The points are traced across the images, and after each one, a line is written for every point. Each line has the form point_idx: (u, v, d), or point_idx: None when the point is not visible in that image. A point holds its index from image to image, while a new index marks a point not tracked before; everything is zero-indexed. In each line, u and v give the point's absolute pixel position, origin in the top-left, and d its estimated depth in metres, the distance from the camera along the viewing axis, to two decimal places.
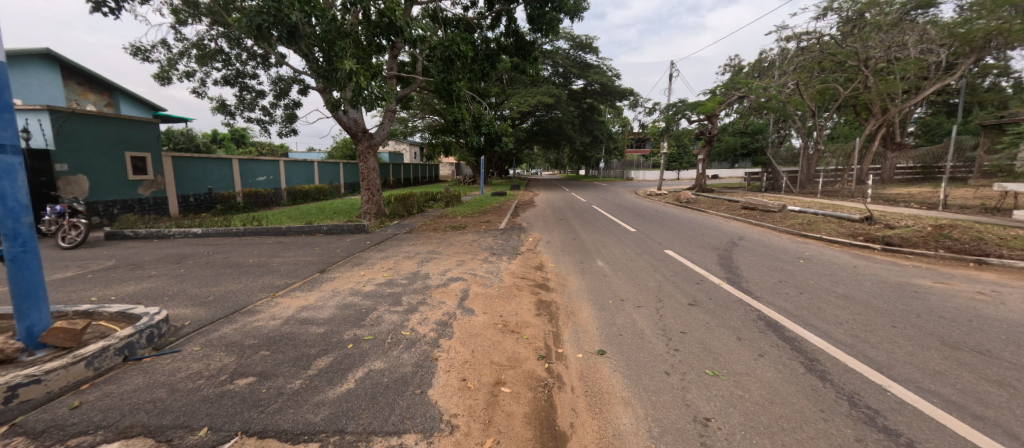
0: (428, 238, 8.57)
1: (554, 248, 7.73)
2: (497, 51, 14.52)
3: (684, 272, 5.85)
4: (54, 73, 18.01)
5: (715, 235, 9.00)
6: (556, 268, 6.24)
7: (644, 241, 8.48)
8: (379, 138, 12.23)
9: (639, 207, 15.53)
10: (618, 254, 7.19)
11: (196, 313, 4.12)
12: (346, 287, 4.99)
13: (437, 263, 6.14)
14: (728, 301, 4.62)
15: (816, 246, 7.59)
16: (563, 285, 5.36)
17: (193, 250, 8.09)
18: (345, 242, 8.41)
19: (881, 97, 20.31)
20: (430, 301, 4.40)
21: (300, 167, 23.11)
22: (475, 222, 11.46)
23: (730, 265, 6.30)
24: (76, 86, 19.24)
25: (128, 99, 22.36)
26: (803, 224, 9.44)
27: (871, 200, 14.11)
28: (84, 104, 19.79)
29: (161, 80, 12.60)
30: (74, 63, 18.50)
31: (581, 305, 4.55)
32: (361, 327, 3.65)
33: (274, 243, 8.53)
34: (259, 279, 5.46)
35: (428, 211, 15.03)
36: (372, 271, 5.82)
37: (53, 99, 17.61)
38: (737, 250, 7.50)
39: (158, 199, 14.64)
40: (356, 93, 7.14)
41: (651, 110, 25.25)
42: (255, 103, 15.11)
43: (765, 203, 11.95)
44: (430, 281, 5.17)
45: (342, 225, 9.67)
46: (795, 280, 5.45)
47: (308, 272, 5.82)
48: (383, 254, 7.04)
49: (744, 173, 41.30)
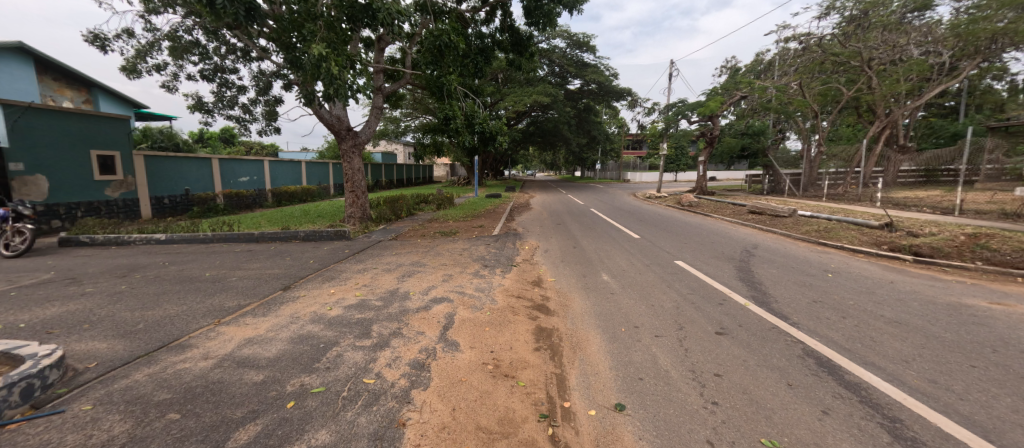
0: (414, 247, 7.75)
1: (552, 258, 6.97)
2: (492, 46, 13.75)
3: (703, 289, 5.11)
4: (28, 68, 17.11)
5: (727, 243, 8.29)
6: (556, 284, 5.47)
7: (651, 250, 7.74)
8: (365, 137, 11.42)
9: (639, 211, 14.82)
10: (625, 266, 6.43)
11: (113, 351, 3.30)
12: (308, 311, 4.18)
13: (420, 278, 5.36)
14: (762, 328, 3.89)
15: (841, 257, 6.89)
16: (565, 307, 4.59)
17: (149, 260, 7.24)
18: (321, 250, 7.59)
19: (885, 99, 19.86)
20: (406, 332, 3.61)
21: (286, 167, 22.17)
22: (466, 227, 10.67)
23: (752, 280, 5.58)
24: (51, 82, 18.31)
25: (109, 95, 21.48)
26: (820, 231, 8.75)
27: (881, 204, 13.49)
28: (60, 100, 18.85)
29: (129, 72, 11.76)
30: (49, 58, 17.58)
31: (588, 335, 3.81)
32: (312, 372, 2.87)
33: (241, 252, 7.68)
34: (207, 299, 4.65)
35: (418, 214, 14.22)
36: (345, 288, 5.03)
37: (25, 95, 16.66)
38: (755, 261, 6.79)
39: (128, 200, 13.72)
40: (326, 83, 6.38)
41: (650, 110, 24.62)
42: (234, 99, 14.23)
43: (775, 208, 11.38)
44: (409, 303, 4.36)
45: (321, 231, 8.84)
46: (832, 300, 4.73)
47: (268, 290, 5.00)
48: (362, 266, 6.23)
49: (743, 175, 40.79)
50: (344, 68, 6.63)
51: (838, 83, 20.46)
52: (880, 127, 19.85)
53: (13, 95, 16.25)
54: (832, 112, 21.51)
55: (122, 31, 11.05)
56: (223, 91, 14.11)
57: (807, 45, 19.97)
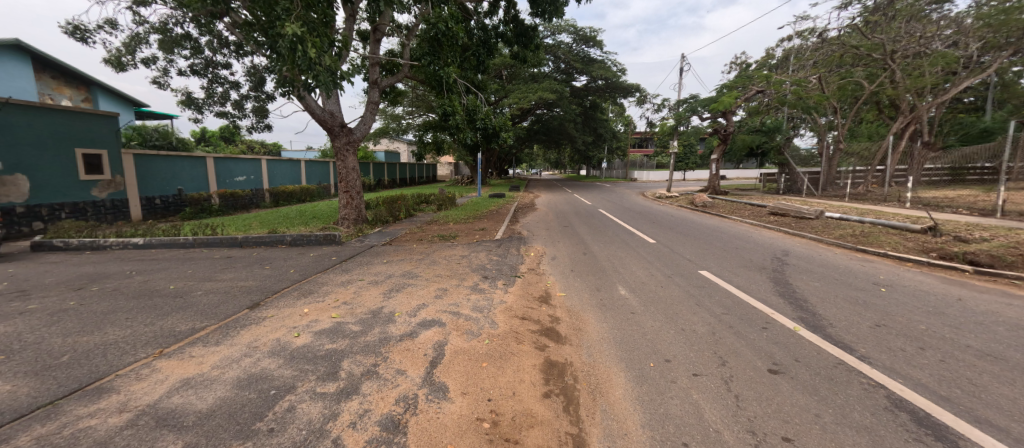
0: (407, 254, 7.04)
1: (561, 268, 6.23)
2: (495, 39, 12.95)
3: (741, 309, 4.35)
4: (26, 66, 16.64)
5: (753, 249, 7.51)
6: (566, 301, 4.73)
7: (669, 257, 6.97)
8: (360, 134, 10.74)
9: (650, 211, 14.05)
10: (643, 277, 5.67)
11: (11, 398, 2.62)
12: (270, 339, 3.47)
13: (410, 294, 4.65)
14: (826, 366, 3.12)
15: (887, 267, 6.09)
16: (579, 332, 3.85)
17: (117, 268, 6.58)
18: (306, 257, 6.90)
19: (908, 95, 18.82)
20: (381, 371, 2.88)
21: (284, 166, 21.55)
22: (467, 230, 9.96)
23: (794, 297, 4.82)
24: (49, 80, 17.87)
25: (108, 94, 20.98)
26: (855, 236, 7.93)
27: (912, 205, 12.58)
28: (58, 99, 18.39)
29: (116, 67, 11.18)
30: (46, 55, 17.08)
31: (608, 373, 3.07)
32: (246, 438, 2.16)
33: (220, 258, 7.02)
34: (158, 321, 3.96)
35: (418, 215, 13.54)
36: (323, 306, 4.34)
37: (23, 93, 16.20)
38: (789, 270, 6.03)
39: (117, 201, 13.16)
40: (304, 68, 5.73)
41: (659, 107, 23.74)
42: (227, 95, 13.63)
43: (800, 209, 10.56)
44: (391, 328, 3.64)
45: (308, 235, 8.16)
46: (899, 324, 3.95)
47: (232, 309, 4.31)
48: (346, 277, 5.52)
49: (754, 174, 39.68)
50: (324, 52, 5.99)
51: (859, 77, 19.49)
52: (904, 123, 18.84)
53: (14, 94, 15.83)
54: (851, 108, 20.51)
55: (104, 23, 10.53)
56: (215, 87, 13.49)
57: (827, 37, 18.98)
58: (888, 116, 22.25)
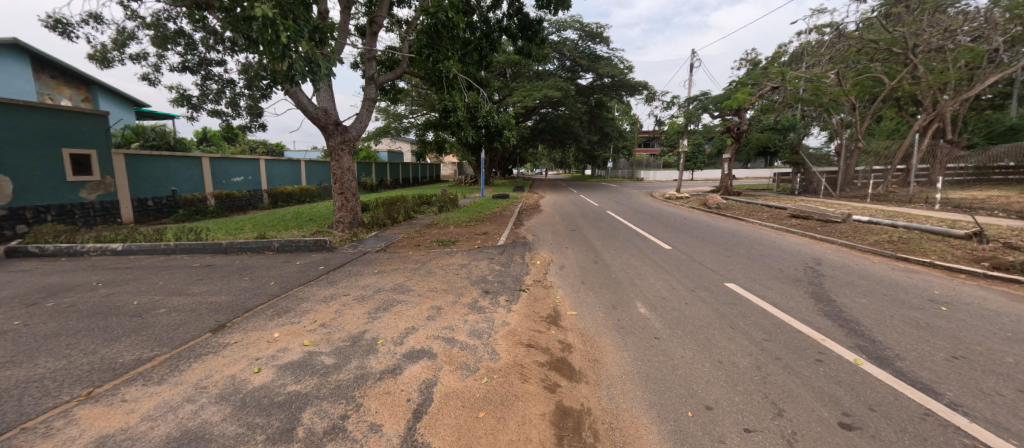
0: (401, 262, 6.44)
1: (571, 279, 5.61)
2: (498, 33, 12.32)
3: (786, 334, 3.71)
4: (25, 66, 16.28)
5: (781, 257, 6.86)
6: (579, 321, 4.11)
7: (689, 266, 6.33)
8: (355, 132, 10.19)
9: (662, 213, 13.38)
10: (664, 292, 5.04)
11: None
12: (223, 376, 2.87)
13: (399, 314, 4.05)
14: (911, 419, 2.48)
15: (939, 279, 5.42)
16: (596, 363, 3.24)
17: (85, 277, 6.04)
18: (292, 266, 6.34)
19: (931, 90, 17.99)
20: (350, 428, 2.28)
21: (283, 166, 21.08)
22: (469, 234, 9.34)
23: (843, 317, 4.16)
24: (48, 80, 17.45)
25: (108, 93, 20.59)
26: (893, 242, 7.24)
27: (941, 207, 11.86)
28: (58, 99, 18.04)
29: (101, 63, 10.63)
30: (44, 54, 16.69)
31: (637, 427, 2.44)
32: None
33: (198, 267, 6.46)
34: (102, 350, 3.38)
35: (418, 217, 12.98)
36: (297, 328, 3.74)
37: (22, 93, 15.81)
38: (827, 283, 5.37)
39: (106, 203, 12.69)
40: (278, 54, 5.24)
41: (669, 105, 23.04)
42: (222, 93, 13.11)
43: (824, 211, 9.86)
44: (372, 362, 3.03)
45: (297, 240, 7.59)
46: (982, 355, 3.30)
47: (191, 333, 3.72)
48: (330, 291, 4.92)
49: (764, 174, 38.80)
50: (300, 37, 5.50)
51: (878, 72, 18.65)
52: (927, 120, 17.99)
53: (12, 94, 15.43)
54: (869, 105, 19.68)
55: (87, 16, 10.07)
56: (209, 84, 12.98)
57: (845, 32, 18.14)
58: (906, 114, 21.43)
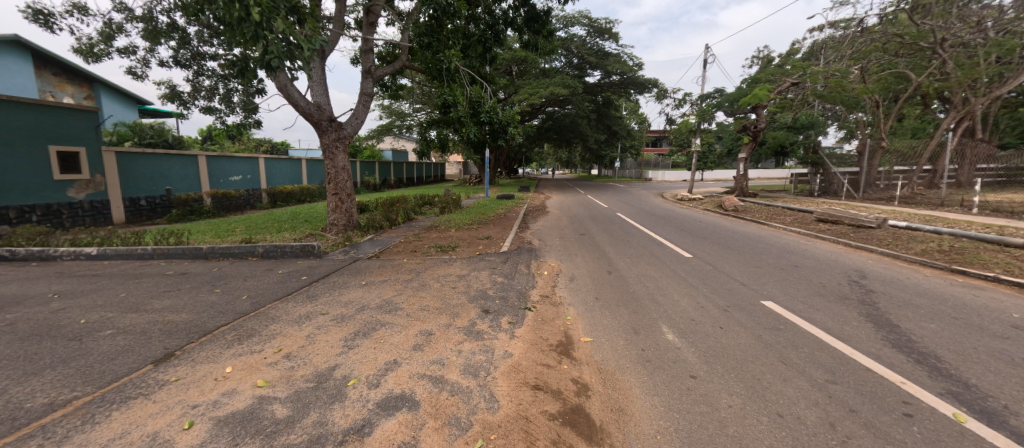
0: (393, 272, 5.78)
1: (584, 295, 4.95)
2: (504, 24, 11.61)
3: (854, 375, 3.00)
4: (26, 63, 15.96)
5: (817, 269, 6.13)
6: (597, 352, 3.44)
7: (717, 279, 5.63)
8: (350, 129, 9.58)
9: (676, 216, 12.63)
10: (691, 312, 4.35)
11: None
12: (141, 436, 2.23)
13: (381, 341, 3.39)
14: None
15: (1012, 299, 4.67)
16: (621, 415, 2.57)
17: (46, 287, 5.46)
18: (273, 275, 5.72)
19: (960, 87, 16.98)
20: None
21: (283, 165, 20.58)
22: (470, 238, 8.70)
23: (916, 350, 3.45)
24: (51, 77, 17.16)
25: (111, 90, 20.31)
26: (944, 253, 6.48)
27: (981, 211, 11.00)
28: (60, 96, 17.73)
29: (87, 58, 10.12)
30: (46, 51, 16.28)
31: None
32: None
33: (171, 277, 5.85)
34: (14, 388, 2.76)
35: (419, 219, 12.37)
36: (255, 361, 3.09)
37: (24, 91, 15.49)
38: (882, 303, 4.64)
39: (96, 203, 12.17)
40: (250, 35, 5.01)
41: (680, 103, 22.13)
42: (214, 89, 12.58)
43: (856, 216, 9.08)
44: (335, 415, 2.37)
45: (283, 246, 6.99)
46: None
47: (131, 364, 3.09)
48: (307, 307, 4.28)
49: (776, 174, 37.78)
50: (275, 14, 5.16)
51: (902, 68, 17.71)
52: (956, 118, 17.01)
53: (15, 91, 14.98)
54: (893, 103, 18.68)
55: (72, 7, 9.57)
56: (201, 80, 12.45)
57: (867, 26, 17.21)
58: (930, 112, 20.46)
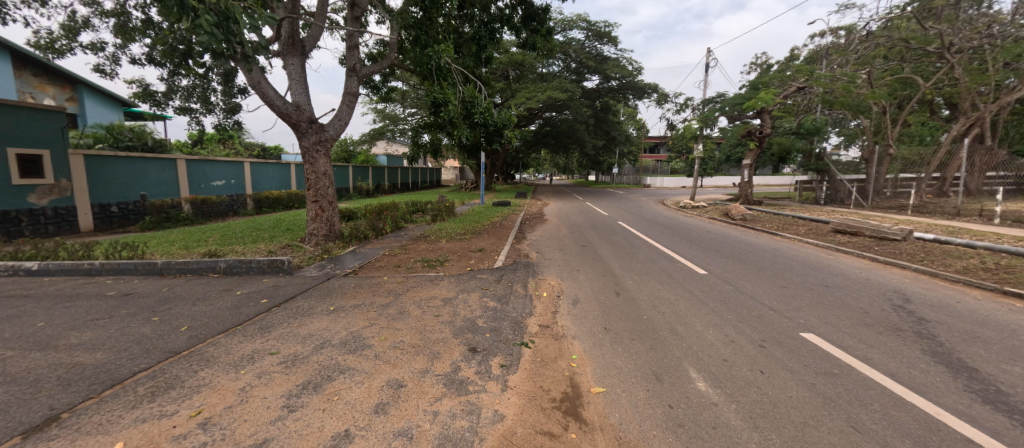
0: (369, 294, 5.00)
1: (591, 324, 4.20)
2: (500, 20, 10.87)
3: None
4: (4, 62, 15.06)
5: (851, 289, 5.42)
6: (613, 411, 2.67)
7: (742, 303, 4.88)
8: (333, 131, 8.83)
9: (682, 225, 11.91)
10: (723, 349, 3.60)
11: None
12: None
13: (333, 399, 2.61)
14: None
15: None
16: None
17: None
18: (230, 297, 4.93)
19: (970, 92, 16.43)
20: None
21: (270, 170, 19.72)
22: (462, 250, 7.92)
23: (1016, 409, 2.71)
24: (31, 78, 16.24)
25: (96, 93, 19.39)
26: (991, 273, 5.77)
27: (1004, 222, 10.36)
28: (41, 98, 16.79)
29: (49, 54, 9.33)
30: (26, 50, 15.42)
31: None
32: None
33: (112, 298, 5.03)
34: None
35: (408, 228, 11.59)
36: (159, 432, 2.31)
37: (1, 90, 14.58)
38: (943, 336, 3.91)
39: (61, 210, 11.20)
40: (178, 9, 4.74)
41: (682, 108, 21.53)
42: (190, 89, 11.75)
43: (877, 227, 8.42)
44: None
45: (248, 261, 6.18)
46: None
47: None
48: (255, 344, 3.50)
49: (776, 181, 37.31)
50: None
51: (909, 73, 17.18)
52: (965, 125, 16.48)
53: None
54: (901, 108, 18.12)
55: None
56: (177, 79, 11.66)
57: (872, 30, 16.72)
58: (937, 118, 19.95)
